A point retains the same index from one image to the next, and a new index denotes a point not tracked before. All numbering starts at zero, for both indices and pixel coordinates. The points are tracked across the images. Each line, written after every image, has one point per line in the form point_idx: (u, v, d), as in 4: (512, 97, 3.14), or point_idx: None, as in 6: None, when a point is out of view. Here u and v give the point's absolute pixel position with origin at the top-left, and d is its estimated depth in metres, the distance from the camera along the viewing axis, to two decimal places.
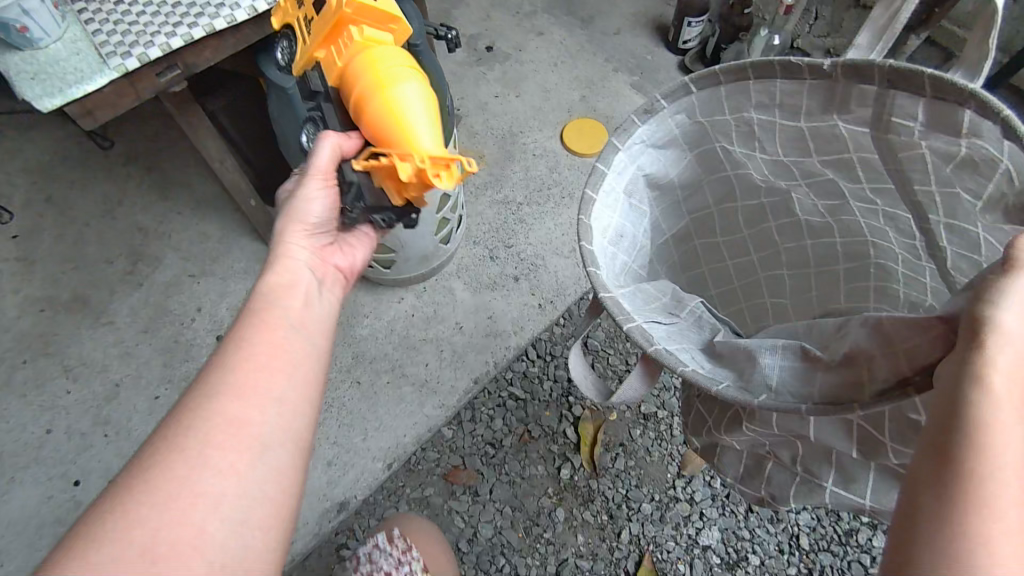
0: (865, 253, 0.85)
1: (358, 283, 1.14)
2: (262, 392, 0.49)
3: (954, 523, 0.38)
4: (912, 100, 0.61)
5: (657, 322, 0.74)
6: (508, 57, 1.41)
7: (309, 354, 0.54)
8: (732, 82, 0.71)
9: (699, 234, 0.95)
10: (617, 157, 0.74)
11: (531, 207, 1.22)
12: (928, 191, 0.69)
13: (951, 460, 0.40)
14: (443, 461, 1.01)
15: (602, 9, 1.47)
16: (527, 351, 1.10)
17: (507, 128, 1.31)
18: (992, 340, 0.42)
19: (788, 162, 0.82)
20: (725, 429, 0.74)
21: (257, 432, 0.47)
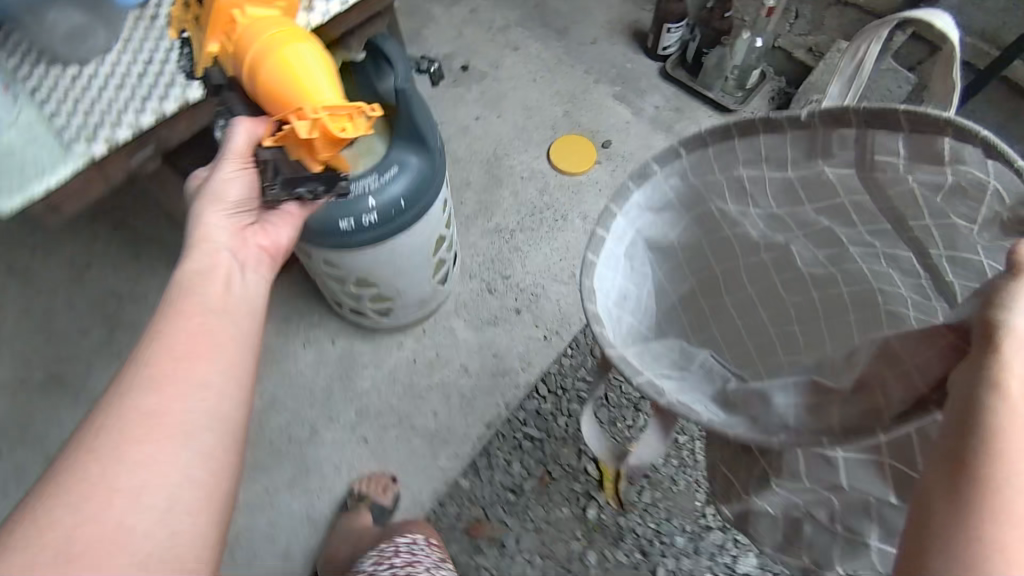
0: (871, 301, 0.74)
1: (352, 331, 1.08)
2: (181, 381, 0.45)
3: (964, 537, 0.35)
4: (891, 137, 0.57)
5: (666, 376, 0.68)
6: (485, 76, 1.36)
7: (237, 333, 0.50)
8: (719, 142, 0.65)
9: (702, 292, 0.85)
10: (614, 221, 0.67)
11: (526, 234, 1.17)
12: (925, 225, 0.63)
13: (962, 467, 0.37)
14: (464, 515, 0.97)
15: (576, 19, 1.44)
16: (537, 388, 1.04)
17: (491, 152, 1.26)
18: (1009, 345, 0.39)
19: (783, 215, 0.73)
20: (753, 491, 0.65)
21: (178, 425, 0.44)
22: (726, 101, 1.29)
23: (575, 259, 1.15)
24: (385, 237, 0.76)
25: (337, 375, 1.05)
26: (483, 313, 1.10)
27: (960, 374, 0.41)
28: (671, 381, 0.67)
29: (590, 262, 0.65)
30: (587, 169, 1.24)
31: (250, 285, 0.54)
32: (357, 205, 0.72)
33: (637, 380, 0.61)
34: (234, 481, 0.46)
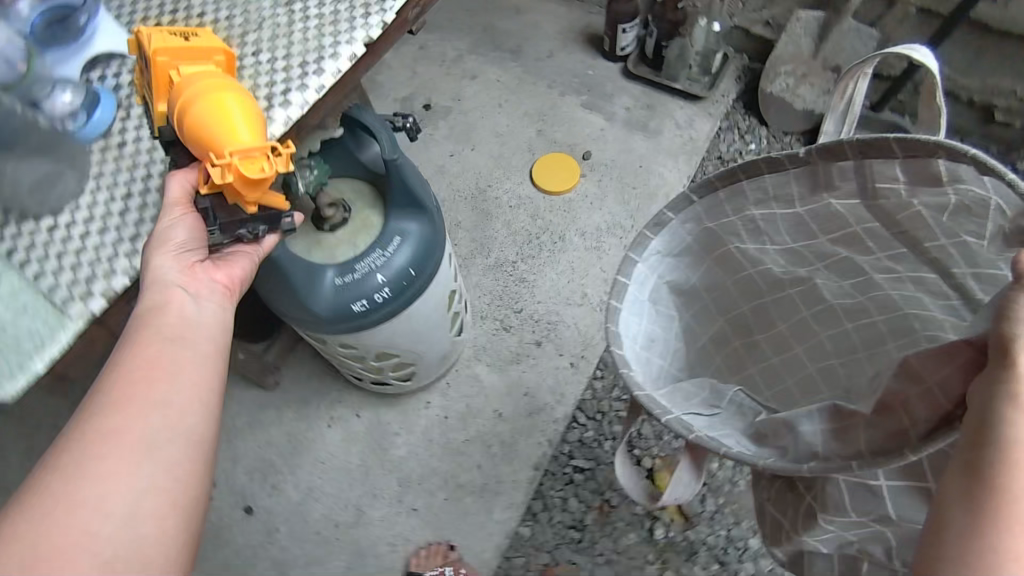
0: (909, 327, 0.68)
1: (376, 400, 1.04)
2: (144, 400, 0.45)
3: (977, 540, 0.38)
4: (888, 164, 0.55)
5: (696, 412, 0.68)
6: (450, 110, 1.33)
7: (197, 350, 0.49)
8: (727, 186, 0.66)
9: (736, 334, 0.81)
10: (635, 268, 0.69)
11: (528, 263, 1.15)
12: (941, 244, 0.60)
13: (977, 479, 0.39)
14: (533, 563, 0.94)
15: (528, 35, 1.43)
16: (575, 417, 1.01)
17: (473, 187, 1.24)
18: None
19: (800, 248, 0.72)
20: (801, 528, 0.63)
21: (142, 446, 0.43)
22: (694, 88, 1.30)
23: (583, 278, 1.13)
24: (393, 313, 0.71)
25: (370, 450, 1.00)
26: (504, 354, 1.06)
27: (975, 382, 0.43)
28: (701, 420, 0.66)
29: (615, 308, 0.66)
30: (574, 184, 1.22)
31: (207, 309, 0.51)
32: (365, 285, 0.67)
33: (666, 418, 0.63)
34: (204, 494, 0.46)
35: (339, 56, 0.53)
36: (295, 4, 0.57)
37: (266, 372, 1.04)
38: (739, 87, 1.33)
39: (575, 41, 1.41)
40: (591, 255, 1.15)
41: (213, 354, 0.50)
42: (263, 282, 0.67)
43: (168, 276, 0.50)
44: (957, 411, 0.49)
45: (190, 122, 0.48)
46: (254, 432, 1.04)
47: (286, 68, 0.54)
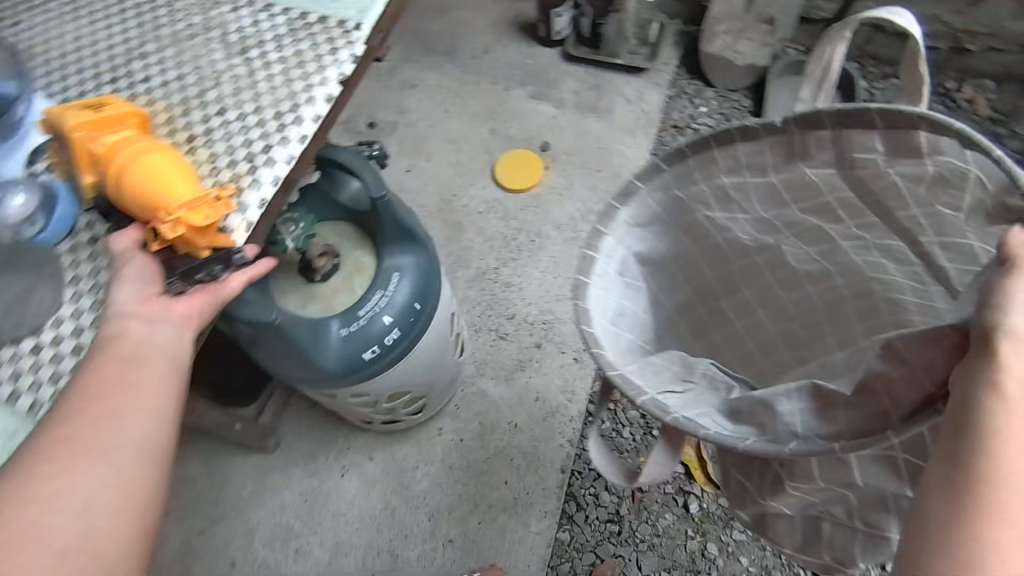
0: (869, 290, 0.70)
1: (385, 437, 1.00)
2: (98, 410, 0.41)
3: (968, 546, 0.33)
4: (869, 135, 0.55)
5: (670, 390, 0.62)
6: (395, 125, 1.33)
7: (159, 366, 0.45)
8: (697, 154, 0.63)
9: (700, 300, 0.79)
10: (604, 240, 0.65)
11: (510, 266, 1.13)
12: (914, 215, 0.60)
13: (963, 476, 0.35)
14: (579, 566, 0.90)
15: (458, 35, 1.45)
16: (590, 410, 1.00)
17: (438, 199, 1.22)
18: (1008, 350, 0.36)
19: (771, 218, 0.70)
20: (767, 494, 0.62)
21: (92, 459, 0.40)
22: (637, 61, 1.34)
23: (568, 270, 1.12)
24: (406, 352, 0.69)
25: (390, 489, 0.97)
26: (507, 364, 1.04)
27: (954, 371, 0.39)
28: (676, 397, 0.60)
29: (583, 282, 0.62)
30: (541, 178, 1.22)
31: (168, 332, 0.46)
32: (373, 329, 0.64)
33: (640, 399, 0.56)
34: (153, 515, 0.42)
35: (316, 99, 0.52)
36: (250, 51, 0.55)
37: (265, 433, 0.99)
38: (680, 56, 1.37)
39: (508, 33, 1.43)
40: (571, 245, 1.14)
41: (176, 373, 0.45)
42: (262, 349, 0.63)
43: (125, 296, 0.45)
44: (940, 395, 0.45)
45: (134, 165, 0.46)
46: (262, 498, 0.98)
47: (257, 118, 0.52)
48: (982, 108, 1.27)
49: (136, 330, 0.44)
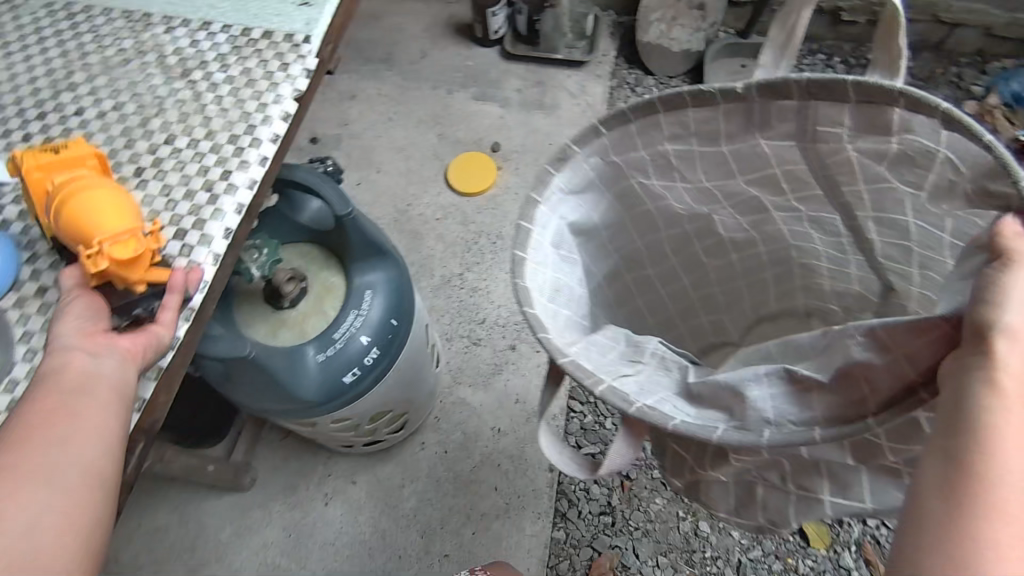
0: (786, 256, 0.79)
1: (366, 458, 0.97)
2: (34, 442, 0.37)
3: (958, 542, 0.34)
4: (836, 107, 0.54)
5: (622, 374, 0.60)
6: (339, 138, 1.30)
7: (101, 391, 0.39)
8: (640, 118, 0.60)
9: (629, 269, 0.79)
10: (540, 211, 0.61)
11: (475, 271, 1.12)
12: (856, 189, 0.64)
13: (958, 474, 0.35)
14: (577, 562, 0.90)
15: (394, 41, 1.43)
16: (571, 405, 1.00)
17: (393, 210, 1.20)
18: (1003, 346, 0.36)
19: (710, 187, 0.71)
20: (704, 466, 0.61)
21: (21, 496, 0.36)
22: (575, 55, 1.36)
23: None
24: (389, 367, 0.67)
25: (379, 511, 0.94)
26: (483, 369, 1.03)
27: (950, 367, 0.39)
28: (632, 384, 0.58)
29: (522, 259, 0.58)
30: (495, 179, 1.22)
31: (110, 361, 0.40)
32: (351, 351, 0.62)
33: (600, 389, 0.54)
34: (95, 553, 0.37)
35: (272, 119, 0.49)
36: (192, 73, 0.52)
37: (239, 470, 0.94)
38: (617, 48, 1.39)
39: (444, 36, 1.42)
40: None
41: (123, 399, 0.40)
42: (237, 385, 0.60)
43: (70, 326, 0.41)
44: (921, 383, 0.45)
45: (72, 186, 0.43)
46: (241, 539, 0.94)
47: (210, 143, 0.49)
48: None
49: (77, 357, 0.40)
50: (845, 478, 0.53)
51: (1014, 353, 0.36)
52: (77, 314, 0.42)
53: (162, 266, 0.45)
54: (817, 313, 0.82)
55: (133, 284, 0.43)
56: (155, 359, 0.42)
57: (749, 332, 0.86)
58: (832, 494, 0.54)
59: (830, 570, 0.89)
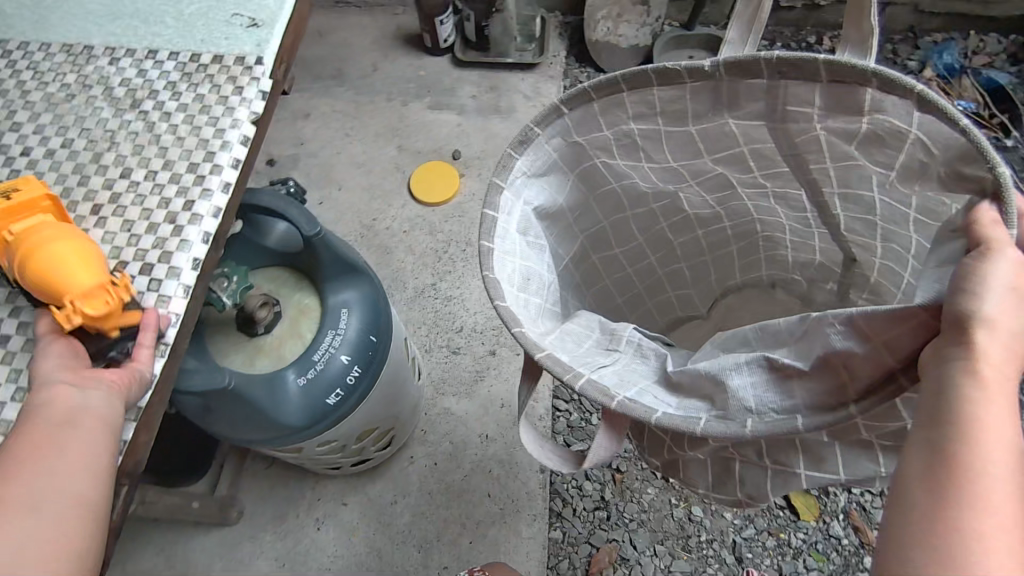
0: (751, 229, 0.82)
1: (355, 479, 0.96)
2: (21, 477, 0.36)
3: (942, 528, 0.36)
4: (807, 86, 0.55)
5: (600, 366, 0.61)
6: (296, 158, 1.28)
7: (87, 423, 0.38)
8: (605, 96, 0.61)
9: (593, 248, 0.81)
10: (505, 197, 0.61)
11: (448, 280, 1.11)
12: (825, 167, 0.66)
13: (943, 462, 0.37)
14: (577, 559, 0.90)
15: (344, 56, 1.42)
16: (556, 404, 1.01)
17: (359, 226, 1.19)
18: (983, 336, 0.38)
19: (676, 166, 0.73)
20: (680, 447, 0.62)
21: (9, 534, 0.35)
22: (526, 57, 1.37)
23: None
24: (371, 386, 0.66)
25: (373, 531, 0.93)
26: (465, 378, 1.02)
27: (931, 356, 0.41)
28: (612, 378, 0.60)
29: (490, 249, 0.58)
30: (459, 187, 1.22)
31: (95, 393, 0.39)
32: (331, 372, 0.61)
33: (577, 383, 0.54)
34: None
35: (231, 145, 0.48)
36: (143, 104, 0.51)
37: (223, 505, 0.92)
38: (567, 48, 1.41)
39: (394, 47, 1.42)
40: None
41: (110, 430, 0.39)
42: (218, 420, 0.58)
43: (50, 360, 0.40)
44: (901, 369, 0.46)
45: (31, 237, 0.40)
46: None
47: (167, 172, 0.48)
48: None
49: (60, 390, 0.39)
50: (819, 453, 0.55)
51: (992, 342, 0.38)
52: (60, 347, 0.41)
53: (133, 306, 0.43)
54: (782, 283, 0.86)
55: (105, 332, 0.41)
56: (141, 391, 0.41)
57: (715, 304, 0.91)
58: (807, 467, 0.55)
59: (821, 540, 0.92)
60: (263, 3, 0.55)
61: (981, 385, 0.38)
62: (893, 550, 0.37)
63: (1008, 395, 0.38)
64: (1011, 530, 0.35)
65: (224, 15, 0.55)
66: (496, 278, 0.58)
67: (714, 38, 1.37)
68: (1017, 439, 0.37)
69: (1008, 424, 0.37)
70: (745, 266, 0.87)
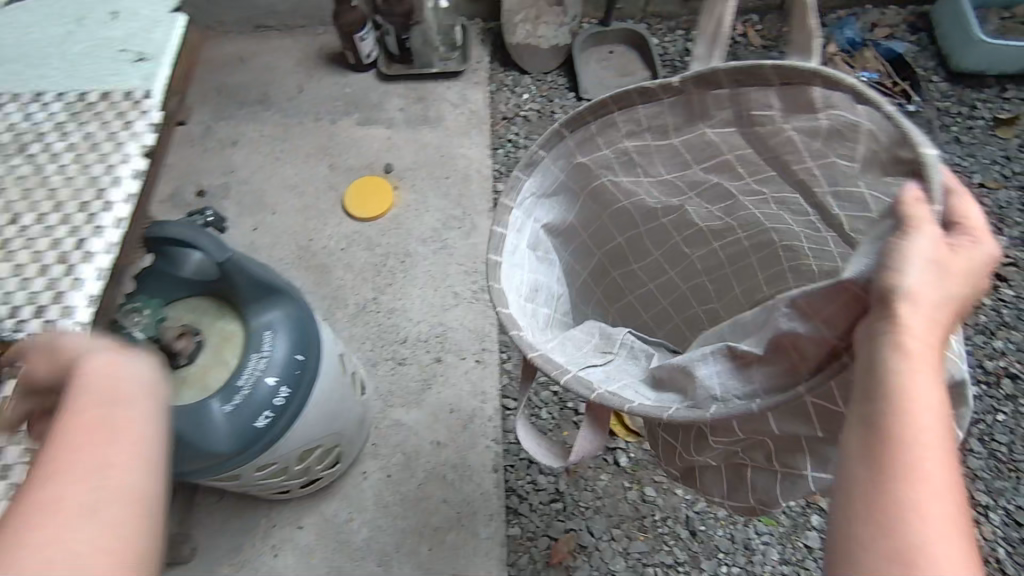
0: (769, 240, 0.82)
1: (309, 499, 0.96)
2: (80, 439, 0.36)
3: (891, 505, 0.38)
4: (765, 92, 0.61)
5: (590, 365, 0.70)
6: (226, 187, 1.27)
7: (137, 393, 0.39)
8: (598, 117, 0.68)
9: (612, 265, 0.90)
10: (515, 215, 0.69)
11: (389, 292, 1.12)
12: (808, 167, 0.68)
13: (881, 435, 0.40)
14: (537, 553, 0.92)
15: (268, 80, 1.41)
16: (506, 406, 1.02)
17: (295, 247, 1.18)
18: (908, 310, 0.42)
19: (673, 179, 0.78)
20: (695, 450, 0.68)
21: (66, 504, 0.33)
22: (450, 66, 1.39)
23: (445, 280, 1.13)
24: (301, 410, 0.66)
25: (331, 550, 0.93)
26: (413, 387, 1.03)
27: (864, 335, 0.45)
28: (597, 373, 0.68)
29: (496, 263, 0.66)
30: (393, 199, 1.23)
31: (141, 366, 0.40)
32: (259, 395, 0.61)
33: (564, 379, 0.61)
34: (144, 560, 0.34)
35: (121, 179, 0.48)
36: (30, 147, 0.51)
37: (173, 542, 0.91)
38: (489, 53, 1.43)
39: (318, 67, 1.42)
40: (442, 255, 1.16)
41: (155, 401, 0.39)
42: None
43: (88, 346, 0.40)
44: (843, 346, 0.50)
45: None
46: None
47: (59, 213, 0.48)
48: (752, 41, 1.46)
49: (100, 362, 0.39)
50: (821, 452, 0.58)
51: (915, 314, 0.42)
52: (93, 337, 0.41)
53: None
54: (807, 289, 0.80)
55: None
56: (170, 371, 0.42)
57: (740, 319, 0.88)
58: (813, 469, 0.58)
59: None
60: (149, 37, 0.56)
61: (906, 355, 0.41)
62: (846, 524, 0.40)
63: (930, 363, 0.41)
64: (942, 496, 0.39)
65: (110, 52, 0.55)
66: (501, 288, 0.65)
67: (631, 32, 1.42)
68: (941, 406, 0.41)
69: (934, 393, 0.41)
70: (770, 276, 0.84)
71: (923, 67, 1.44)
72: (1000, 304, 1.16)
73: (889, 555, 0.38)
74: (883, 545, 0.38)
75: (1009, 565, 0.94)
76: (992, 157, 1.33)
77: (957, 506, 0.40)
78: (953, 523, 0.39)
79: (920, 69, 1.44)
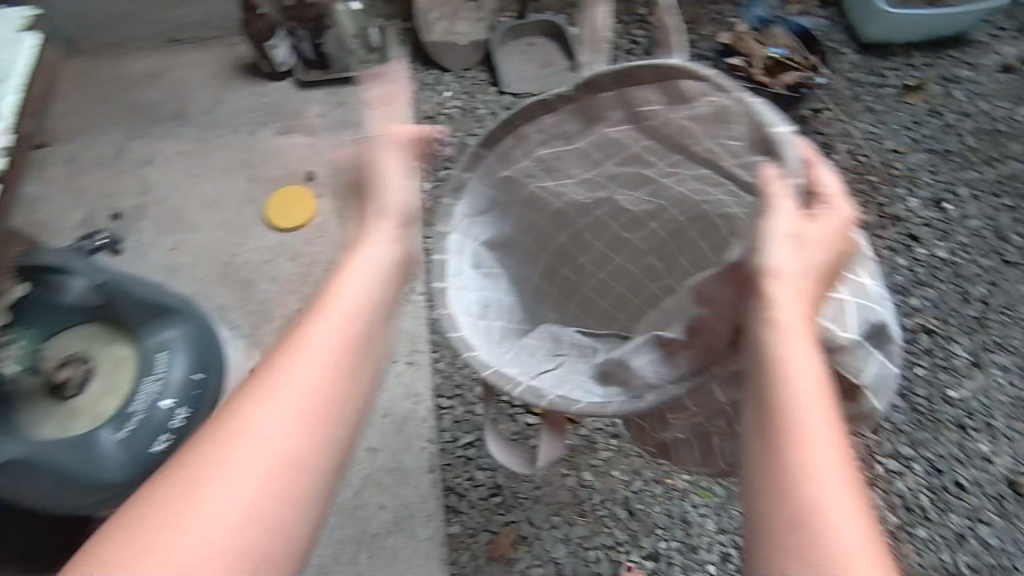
0: (700, 209, 0.81)
1: None
2: (307, 398, 0.54)
3: (791, 472, 0.43)
4: (645, 90, 0.64)
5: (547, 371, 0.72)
6: (142, 208, 1.24)
7: (354, 367, 0.58)
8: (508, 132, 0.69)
9: (559, 263, 0.88)
10: (452, 239, 0.71)
11: (316, 302, 1.11)
12: (706, 145, 0.68)
13: (767, 410, 0.45)
14: (479, 548, 0.92)
15: (181, 95, 1.38)
16: (439, 404, 1.01)
17: (217, 264, 1.16)
18: (773, 287, 0.46)
19: (591, 175, 0.79)
20: (661, 429, 0.71)
21: (280, 450, 0.52)
22: (371, 68, 1.35)
23: None
24: None
25: None
26: None
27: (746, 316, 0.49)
28: (553, 379, 0.70)
29: (442, 289, 0.68)
30: (316, 208, 1.21)
31: (373, 345, 0.60)
32: None
33: (518, 393, 0.65)
34: (303, 526, 0.52)
35: None
36: None
37: None
38: (409, 52, 1.40)
39: (233, 78, 1.39)
40: None
41: (366, 374, 0.59)
42: None
43: (352, 294, 0.60)
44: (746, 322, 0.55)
45: None
46: None
47: None
48: (671, 24, 1.46)
49: (340, 315, 0.58)
50: None
51: (786, 288, 0.46)
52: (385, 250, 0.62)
53: None
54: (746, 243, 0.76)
55: None
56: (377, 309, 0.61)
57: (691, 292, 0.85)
58: None
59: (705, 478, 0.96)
60: None
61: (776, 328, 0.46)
62: (754, 495, 0.45)
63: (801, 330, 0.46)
64: (829, 456, 0.43)
65: None
66: (452, 314, 0.67)
67: (551, 23, 1.40)
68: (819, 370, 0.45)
69: (809, 360, 0.45)
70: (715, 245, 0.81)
71: (834, 40, 1.48)
72: (914, 263, 1.20)
73: (792, 520, 0.42)
74: (789, 509, 0.42)
75: (932, 511, 0.97)
76: (905, 123, 1.37)
77: (852, 463, 0.44)
78: (850, 479, 0.43)
79: (831, 43, 1.47)
